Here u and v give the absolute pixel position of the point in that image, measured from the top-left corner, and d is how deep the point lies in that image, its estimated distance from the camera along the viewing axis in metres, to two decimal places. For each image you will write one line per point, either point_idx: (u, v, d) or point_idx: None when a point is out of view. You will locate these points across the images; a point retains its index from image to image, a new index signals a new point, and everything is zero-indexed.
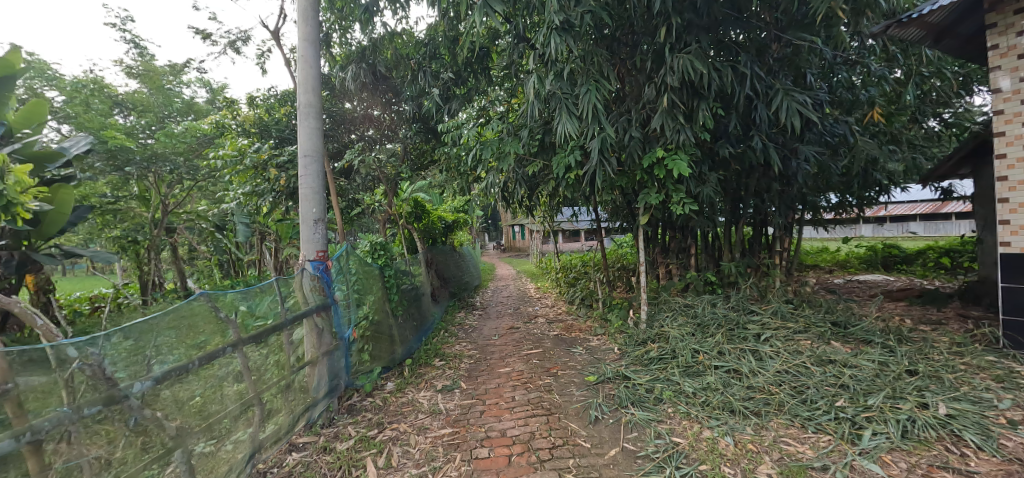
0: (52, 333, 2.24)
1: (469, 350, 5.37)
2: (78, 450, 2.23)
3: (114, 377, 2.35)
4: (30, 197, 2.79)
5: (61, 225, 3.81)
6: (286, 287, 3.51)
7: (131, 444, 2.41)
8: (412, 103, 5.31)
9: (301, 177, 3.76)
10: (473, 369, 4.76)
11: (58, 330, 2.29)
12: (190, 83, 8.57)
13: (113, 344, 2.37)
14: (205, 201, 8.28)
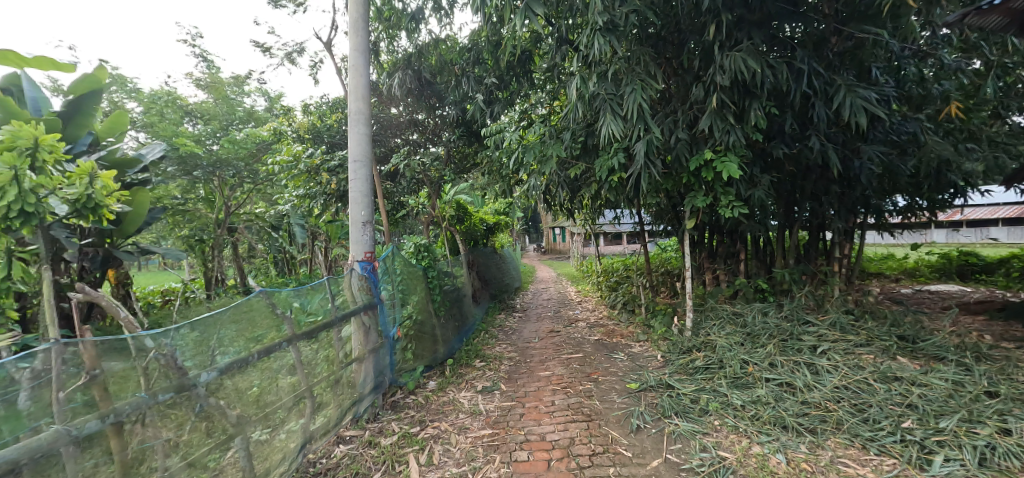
0: (133, 326, 2.47)
1: (509, 352, 5.40)
2: (153, 433, 2.40)
3: (184, 367, 2.54)
4: (114, 201, 3.09)
5: (139, 225, 4.14)
6: (336, 285, 3.69)
7: (195, 428, 2.60)
8: (455, 108, 5.39)
9: (351, 180, 3.93)
10: (513, 371, 4.77)
11: (138, 323, 2.51)
12: (250, 92, 9.14)
13: (183, 335, 2.56)
14: (263, 203, 8.83)
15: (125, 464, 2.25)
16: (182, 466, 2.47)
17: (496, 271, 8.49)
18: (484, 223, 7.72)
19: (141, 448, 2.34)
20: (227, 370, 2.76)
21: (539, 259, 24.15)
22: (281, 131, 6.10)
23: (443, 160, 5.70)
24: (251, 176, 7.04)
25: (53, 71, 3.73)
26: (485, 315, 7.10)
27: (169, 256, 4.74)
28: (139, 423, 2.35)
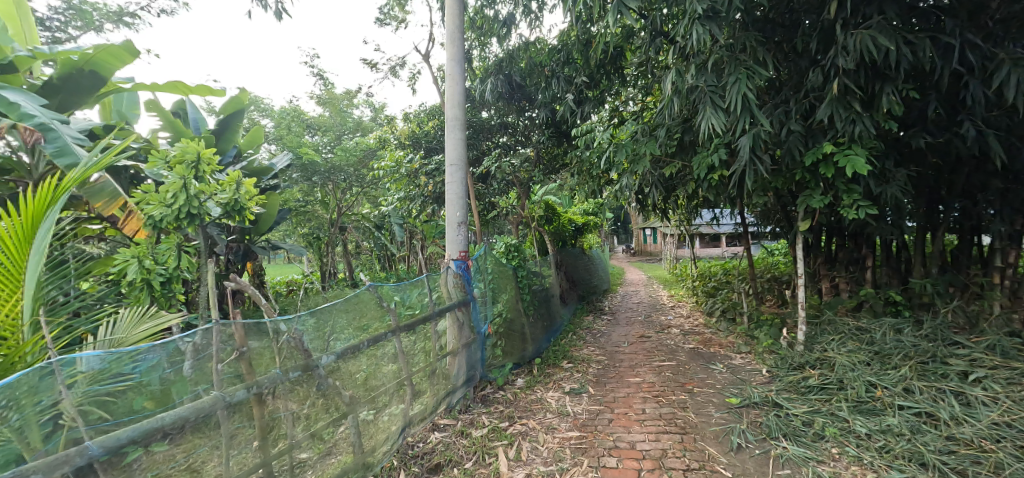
0: (271, 311, 2.83)
1: (597, 356, 5.32)
2: (283, 404, 2.74)
3: (309, 349, 2.89)
4: (253, 203, 3.69)
5: (271, 225, 4.89)
6: (433, 282, 3.94)
7: (316, 404, 2.93)
8: (544, 109, 5.47)
9: (449, 185, 4.16)
10: (602, 375, 4.71)
11: (275, 309, 2.87)
12: (359, 105, 10.12)
13: (306, 322, 2.91)
14: (368, 204, 9.78)
15: (264, 429, 2.57)
16: (306, 436, 2.79)
17: (586, 273, 8.41)
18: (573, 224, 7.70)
19: (274, 417, 2.68)
20: (343, 355, 3.09)
21: (634, 260, 23.41)
22: (386, 139, 6.65)
23: (532, 162, 5.82)
24: (358, 180, 8.46)
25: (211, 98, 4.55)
26: (574, 317, 7.08)
27: (293, 251, 5.54)
28: (273, 396, 2.69)
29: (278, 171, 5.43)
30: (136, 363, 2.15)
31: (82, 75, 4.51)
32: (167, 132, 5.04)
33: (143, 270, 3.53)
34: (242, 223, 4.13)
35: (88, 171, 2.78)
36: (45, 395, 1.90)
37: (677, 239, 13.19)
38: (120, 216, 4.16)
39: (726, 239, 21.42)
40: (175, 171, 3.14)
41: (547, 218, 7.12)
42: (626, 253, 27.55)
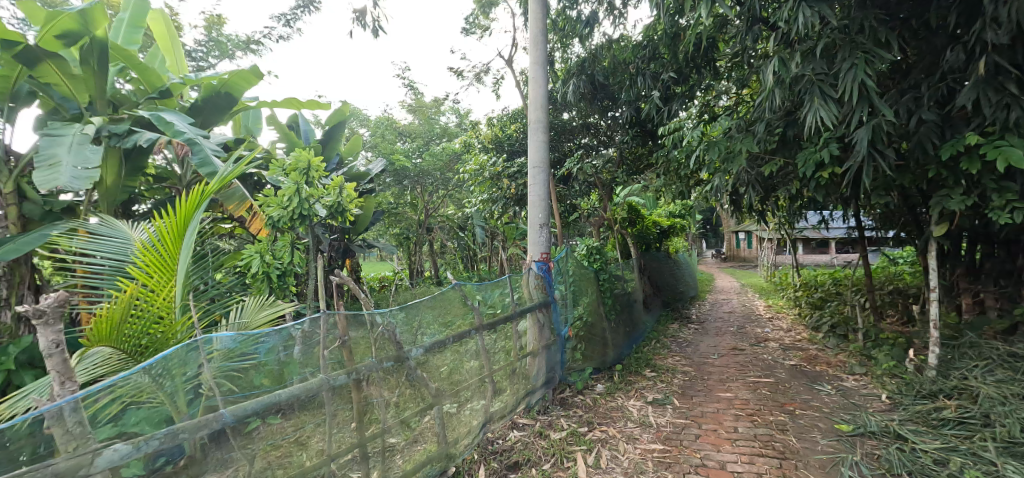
0: (369, 304, 3.12)
1: (684, 368, 5.09)
2: (375, 391, 2.94)
3: (400, 341, 3.10)
4: (352, 205, 4.26)
5: (368, 225, 5.69)
6: (515, 282, 4.07)
7: (404, 392, 3.13)
8: (629, 108, 5.33)
9: (531, 187, 4.35)
10: (689, 387, 4.50)
11: (372, 302, 3.14)
12: (446, 111, 10.54)
13: (398, 317, 3.13)
14: (452, 205, 10.29)
15: (361, 412, 2.80)
16: (397, 422, 3.00)
17: (671, 278, 7.97)
18: (657, 227, 7.41)
19: (368, 402, 2.89)
20: (431, 349, 3.27)
21: (732, 266, 21.85)
22: (470, 143, 6.88)
23: (615, 162, 5.72)
24: (444, 182, 9.21)
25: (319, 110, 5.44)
26: (658, 324, 6.78)
27: (385, 250, 6.32)
28: (368, 382, 2.89)
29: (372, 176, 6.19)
30: (259, 345, 2.45)
31: (219, 96, 5.43)
32: (284, 142, 6.03)
33: (264, 263, 4.19)
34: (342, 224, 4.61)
35: (225, 179, 3.34)
36: (190, 367, 2.23)
37: (776, 244, 12.04)
38: (247, 216, 4.82)
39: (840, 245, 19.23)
40: (291, 178, 3.67)
41: (630, 220, 6.97)
42: (715, 256, 25.97)
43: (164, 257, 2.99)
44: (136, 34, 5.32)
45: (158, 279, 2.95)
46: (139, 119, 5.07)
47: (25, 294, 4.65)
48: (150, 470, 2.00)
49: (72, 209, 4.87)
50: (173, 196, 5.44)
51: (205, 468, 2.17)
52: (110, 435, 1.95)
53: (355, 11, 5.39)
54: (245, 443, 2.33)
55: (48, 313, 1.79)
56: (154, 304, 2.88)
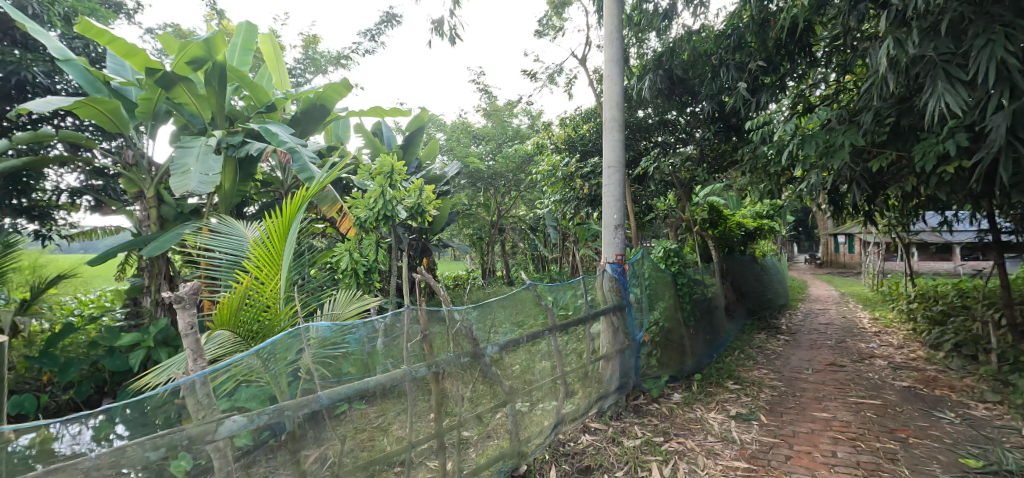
0: (447, 301, 3.24)
1: (773, 382, 4.72)
2: (453, 385, 3.04)
3: (476, 338, 3.16)
4: (430, 206, 4.69)
5: (444, 225, 6.05)
6: (589, 284, 4.05)
7: (480, 388, 3.20)
8: (711, 101, 5.02)
9: (606, 187, 4.35)
10: (778, 404, 4.18)
11: (450, 300, 3.26)
12: (519, 113, 10.54)
13: (475, 315, 3.20)
14: (525, 207, 10.46)
15: (439, 404, 2.91)
16: (473, 415, 3.07)
17: (758, 284, 7.37)
18: (744, 228, 6.83)
19: (446, 395, 2.98)
20: (506, 347, 3.30)
21: (830, 272, 19.94)
22: (543, 144, 6.86)
23: (695, 161, 5.46)
24: (517, 183, 9.62)
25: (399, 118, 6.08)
26: (741, 333, 6.34)
27: (459, 249, 6.91)
28: (446, 375, 2.99)
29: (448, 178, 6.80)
30: (351, 335, 2.61)
31: (315, 107, 6.01)
32: (368, 148, 6.62)
33: (353, 261, 4.59)
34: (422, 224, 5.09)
35: (323, 182, 3.62)
36: (293, 352, 2.41)
37: (883, 249, 10.79)
38: (337, 217, 5.21)
39: (964, 251, 16.86)
40: (376, 182, 4.25)
41: (711, 221, 6.60)
42: (810, 260, 23.92)
43: (271, 251, 3.27)
44: (248, 55, 6.00)
45: (267, 272, 3.25)
46: (250, 131, 5.68)
47: (162, 284, 5.40)
48: (257, 443, 2.18)
49: (198, 211, 5.57)
50: (277, 199, 6.09)
51: (305, 444, 2.33)
52: (226, 408, 2.15)
53: (433, 21, 5.64)
54: (336, 424, 2.47)
55: (185, 299, 2.06)
56: (263, 294, 3.19)
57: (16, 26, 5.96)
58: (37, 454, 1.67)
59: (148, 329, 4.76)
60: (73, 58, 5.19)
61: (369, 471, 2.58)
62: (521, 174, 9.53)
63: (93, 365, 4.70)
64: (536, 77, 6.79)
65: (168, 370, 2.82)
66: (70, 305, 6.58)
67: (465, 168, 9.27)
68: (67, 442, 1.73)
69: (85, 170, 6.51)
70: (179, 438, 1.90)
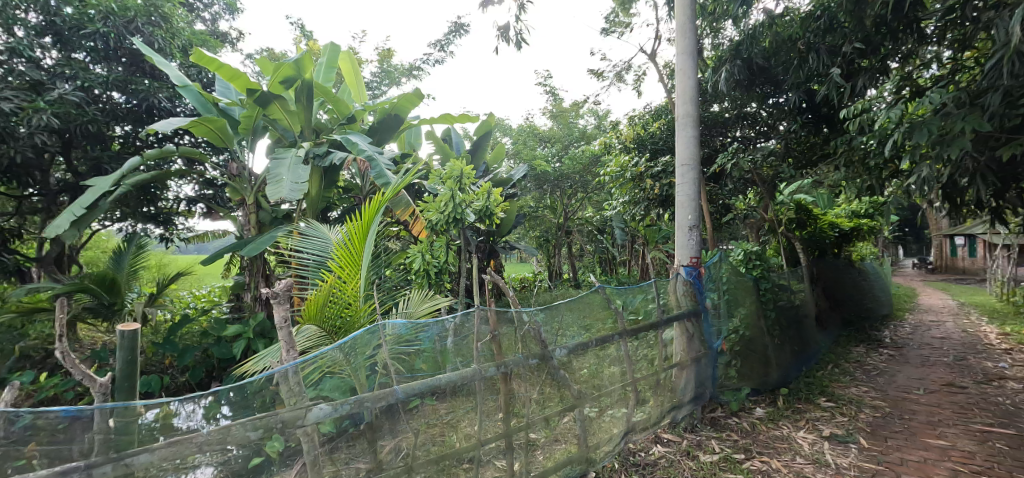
0: (515, 302, 3.17)
1: (875, 402, 4.26)
2: (520, 386, 3.01)
3: (544, 340, 3.11)
4: (498, 209, 4.79)
5: (511, 227, 6.10)
6: (662, 287, 3.88)
7: (548, 390, 3.13)
8: (797, 91, 4.64)
9: (679, 186, 4.18)
10: (882, 427, 3.76)
11: (518, 300, 3.19)
12: (585, 114, 10.37)
13: (543, 316, 3.15)
14: (592, 209, 10.29)
15: (507, 405, 2.89)
16: (541, 418, 3.03)
17: (857, 291, 6.71)
18: (837, 228, 6.22)
19: (513, 395, 2.96)
20: (574, 350, 3.22)
21: (940, 278, 17.78)
22: (610, 144, 6.67)
23: (779, 156, 5.08)
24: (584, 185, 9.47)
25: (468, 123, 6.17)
26: (834, 345, 5.80)
27: (525, 251, 6.89)
28: (514, 376, 2.97)
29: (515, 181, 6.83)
30: (424, 333, 2.70)
31: (390, 117, 6.27)
32: (439, 155, 6.80)
33: (425, 262, 4.76)
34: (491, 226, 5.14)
35: (398, 187, 3.76)
36: (371, 347, 2.52)
37: (1014, 254, 9.37)
38: (410, 220, 5.48)
39: None
40: (447, 185, 4.37)
41: (798, 221, 6.12)
42: (916, 266, 21.47)
43: (352, 252, 3.39)
44: (331, 73, 6.37)
45: (348, 272, 3.37)
46: (334, 142, 6.03)
47: (260, 281, 5.88)
48: (339, 431, 2.34)
49: (289, 216, 6.00)
50: (357, 204, 6.42)
51: (382, 435, 2.46)
52: (314, 396, 2.32)
53: (500, 27, 5.69)
54: (410, 418, 2.60)
55: (281, 294, 2.24)
56: (346, 292, 3.34)
57: (145, 59, 6.79)
58: (160, 427, 1.90)
59: (249, 321, 5.20)
60: (188, 83, 5.77)
61: (441, 466, 2.63)
62: (588, 175, 9.39)
63: (206, 351, 5.26)
64: (602, 76, 6.64)
65: (264, 359, 3.09)
66: (187, 298, 7.38)
67: (532, 171, 9.28)
68: (185, 418, 1.95)
69: (199, 181, 7.27)
70: (275, 421, 2.08)
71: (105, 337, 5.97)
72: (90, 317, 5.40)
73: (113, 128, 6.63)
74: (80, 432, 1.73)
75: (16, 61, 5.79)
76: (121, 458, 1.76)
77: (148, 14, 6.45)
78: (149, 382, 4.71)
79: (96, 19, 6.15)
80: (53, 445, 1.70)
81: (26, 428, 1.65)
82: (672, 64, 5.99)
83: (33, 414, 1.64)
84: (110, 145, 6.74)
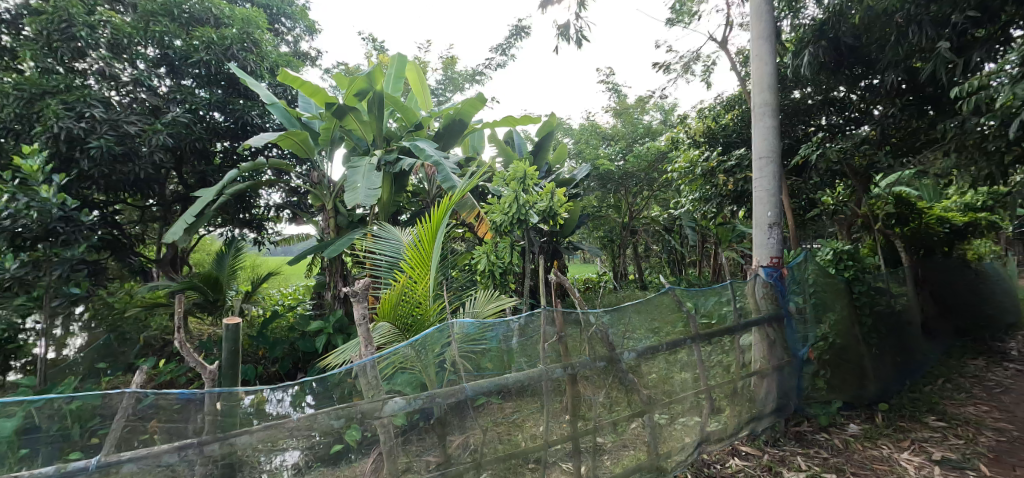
0: (580, 303, 3.09)
1: (999, 425, 3.75)
2: (587, 389, 2.91)
3: (612, 343, 2.99)
4: (562, 209, 4.77)
5: (574, 227, 6.02)
6: (739, 290, 3.64)
7: (619, 396, 3.01)
8: (894, 72, 4.21)
9: (757, 180, 3.94)
10: (1006, 453, 3.33)
11: (584, 301, 3.11)
12: (651, 110, 10.01)
13: (613, 318, 3.06)
14: (659, 207, 9.92)
15: (574, 408, 2.79)
16: (609, 422, 2.92)
17: (975, 298, 5.92)
18: (948, 224, 5.50)
19: (581, 398, 2.88)
20: (644, 354, 3.07)
21: None
22: (678, 139, 6.39)
23: (875, 144, 4.64)
24: (650, 183, 9.16)
25: (529, 125, 6.15)
26: (945, 356, 5.16)
27: (590, 252, 6.71)
28: (582, 378, 2.88)
29: (578, 181, 6.77)
30: (491, 332, 2.71)
31: (455, 122, 6.39)
32: (501, 157, 6.85)
33: (490, 263, 4.80)
34: (553, 227, 5.22)
35: (465, 190, 3.80)
36: (441, 346, 2.62)
37: None
38: (474, 222, 5.57)
39: None
40: (511, 187, 4.46)
41: (898, 217, 5.48)
42: None
43: (422, 253, 3.46)
44: (399, 82, 6.61)
45: (419, 272, 3.44)
46: (403, 148, 6.25)
47: (338, 281, 6.17)
48: (411, 424, 2.42)
49: (364, 220, 6.28)
50: (425, 207, 6.61)
51: (451, 430, 2.55)
52: (388, 390, 2.46)
53: (560, 26, 5.62)
54: (477, 415, 2.64)
55: (359, 293, 2.38)
56: (416, 291, 3.40)
57: (240, 81, 7.31)
58: (255, 412, 2.14)
59: (329, 318, 5.50)
60: (276, 101, 6.18)
61: (507, 465, 2.61)
62: (654, 173, 9.02)
63: (292, 346, 5.58)
64: (668, 69, 6.39)
65: (344, 354, 3.24)
66: (276, 295, 7.97)
67: (596, 170, 9.04)
68: (275, 404, 2.19)
69: (285, 188, 7.80)
70: (355, 412, 2.22)
71: (210, 329, 6.54)
72: (199, 311, 5.95)
73: (215, 144, 7.27)
74: (193, 412, 2.02)
75: (139, 90, 6.50)
76: (226, 437, 2.00)
77: (242, 41, 7.04)
78: (246, 371, 5.08)
79: (200, 49, 6.72)
80: (171, 423, 1.99)
81: (151, 407, 1.95)
82: (746, 50, 5.63)
83: (156, 395, 1.94)
84: (212, 160, 7.36)
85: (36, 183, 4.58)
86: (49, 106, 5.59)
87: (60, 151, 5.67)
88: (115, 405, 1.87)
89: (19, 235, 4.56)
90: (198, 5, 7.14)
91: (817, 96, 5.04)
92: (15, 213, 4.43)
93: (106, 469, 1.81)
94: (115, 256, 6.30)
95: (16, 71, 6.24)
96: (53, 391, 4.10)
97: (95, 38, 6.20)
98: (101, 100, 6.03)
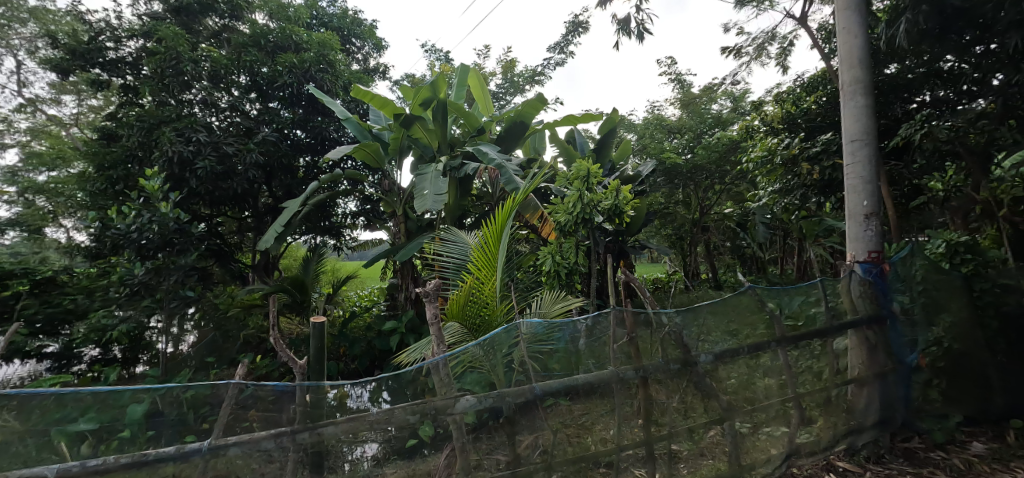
0: (653, 304, 2.95)
1: None
2: (660, 393, 2.77)
3: (687, 345, 2.80)
4: (628, 207, 4.65)
5: (642, 225, 5.84)
6: (831, 289, 3.32)
7: (696, 402, 2.85)
8: (1017, 32, 3.68)
9: (849, 167, 3.60)
10: None
11: (657, 302, 2.96)
12: (719, 98, 9.48)
13: (690, 319, 2.89)
14: (732, 202, 9.41)
15: (647, 412, 2.68)
16: (684, 429, 2.75)
17: None
18: None
19: (654, 403, 2.76)
20: (723, 357, 2.87)
21: None
22: (753, 127, 5.98)
23: (996, 118, 4.12)
24: (721, 175, 8.68)
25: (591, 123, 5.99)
26: None
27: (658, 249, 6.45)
28: (655, 382, 2.73)
29: (643, 177, 6.54)
30: (561, 333, 2.66)
31: (516, 124, 6.38)
32: (563, 157, 6.75)
33: (555, 262, 4.75)
34: (619, 226, 5.06)
35: (527, 190, 3.78)
36: (510, 346, 2.59)
37: None
38: (538, 224, 5.74)
39: None
40: (575, 186, 4.42)
41: None
42: None
43: (488, 255, 3.48)
44: (461, 90, 6.72)
45: (486, 273, 3.45)
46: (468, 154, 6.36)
47: (410, 283, 6.31)
48: (481, 422, 2.43)
49: (432, 224, 6.43)
50: (489, 210, 6.69)
51: (520, 431, 2.52)
52: (459, 389, 2.46)
53: (620, 20, 5.45)
54: (547, 416, 2.59)
55: (431, 293, 2.40)
56: (484, 293, 3.40)
57: (318, 101, 7.77)
58: (338, 406, 2.22)
59: (402, 318, 5.69)
60: (349, 116, 6.48)
61: (578, 467, 2.53)
62: (726, 165, 8.50)
63: (370, 344, 5.80)
64: (740, 53, 6.01)
65: (417, 351, 3.32)
66: (354, 298, 8.40)
67: (662, 165, 8.69)
68: (355, 399, 2.26)
69: (359, 197, 8.20)
70: (429, 408, 2.22)
71: (296, 329, 7.02)
72: (288, 311, 6.36)
73: (298, 159, 7.79)
74: (287, 403, 2.11)
75: (235, 114, 7.11)
76: (315, 427, 2.07)
77: (318, 62, 7.46)
78: (328, 367, 5.38)
79: (284, 73, 7.19)
80: (268, 412, 2.12)
81: (251, 397, 2.09)
82: (830, 24, 5.17)
83: (256, 385, 2.07)
84: (297, 174, 7.88)
85: (157, 201, 5.04)
86: (164, 133, 6.24)
87: (174, 172, 6.31)
88: (222, 394, 2.02)
89: (144, 246, 5.06)
90: (282, 34, 7.59)
91: (919, 68, 4.54)
92: (141, 227, 4.90)
93: (216, 452, 1.91)
94: (219, 262, 6.95)
95: (136, 104, 7.03)
96: (172, 382, 4.56)
97: (198, 71, 6.80)
98: (204, 125, 6.61)
